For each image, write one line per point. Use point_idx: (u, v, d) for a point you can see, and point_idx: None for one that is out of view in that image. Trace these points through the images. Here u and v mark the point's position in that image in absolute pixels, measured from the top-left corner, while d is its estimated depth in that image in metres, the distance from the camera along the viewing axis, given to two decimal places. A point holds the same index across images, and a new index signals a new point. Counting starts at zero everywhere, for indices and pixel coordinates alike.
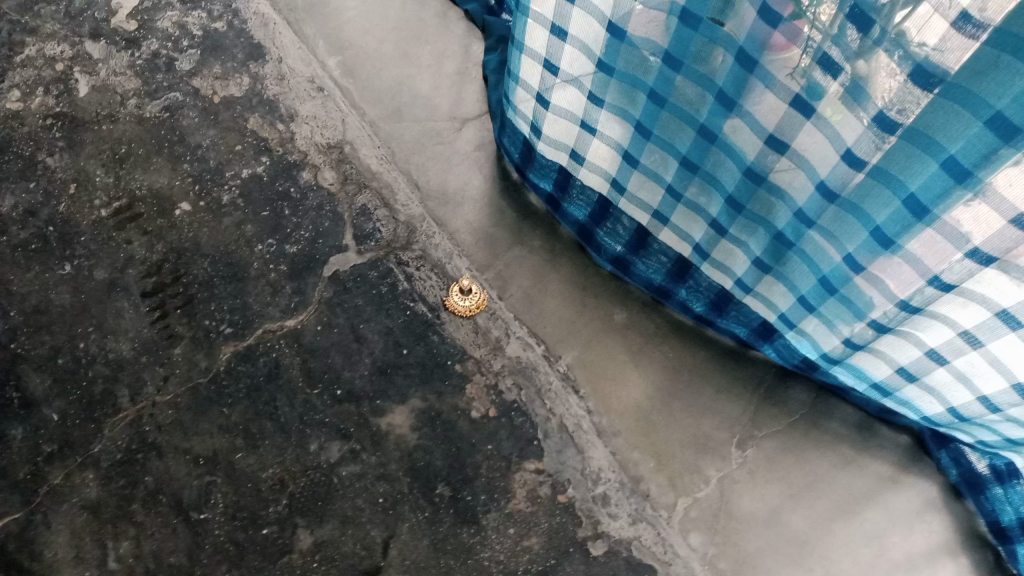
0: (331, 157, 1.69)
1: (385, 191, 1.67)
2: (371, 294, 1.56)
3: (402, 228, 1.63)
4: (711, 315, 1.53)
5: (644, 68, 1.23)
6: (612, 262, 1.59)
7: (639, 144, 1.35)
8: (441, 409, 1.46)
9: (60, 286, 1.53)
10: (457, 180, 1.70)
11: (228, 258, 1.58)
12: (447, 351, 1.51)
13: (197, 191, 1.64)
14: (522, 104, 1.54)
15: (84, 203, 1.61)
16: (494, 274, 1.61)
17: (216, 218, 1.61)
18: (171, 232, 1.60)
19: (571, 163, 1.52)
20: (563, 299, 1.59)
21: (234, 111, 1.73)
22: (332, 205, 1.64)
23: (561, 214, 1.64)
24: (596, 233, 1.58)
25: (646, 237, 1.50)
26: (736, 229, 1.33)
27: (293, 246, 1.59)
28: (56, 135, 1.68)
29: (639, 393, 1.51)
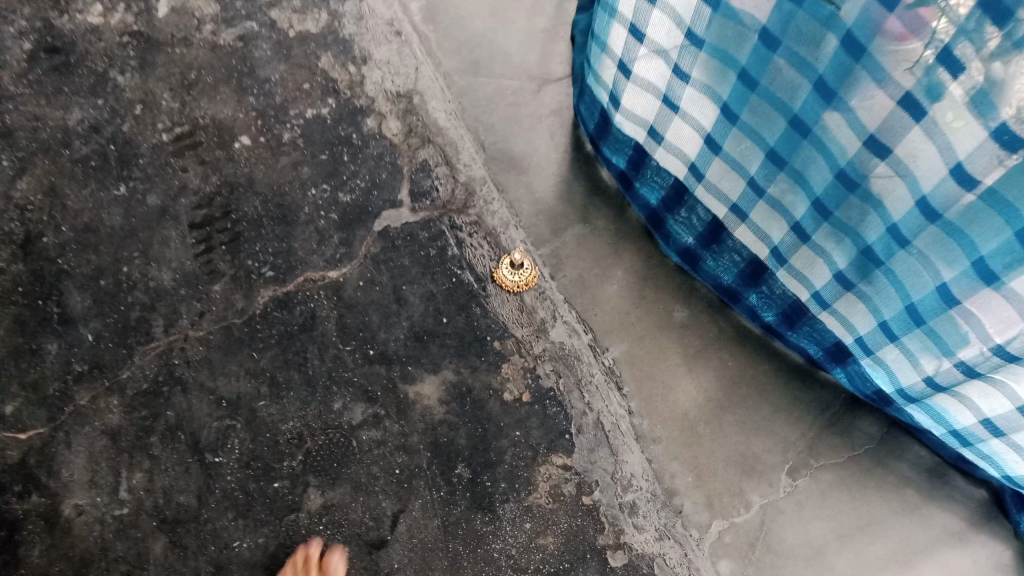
0: (398, 106, 1.61)
1: (449, 148, 1.57)
2: (417, 255, 1.48)
3: (460, 189, 1.54)
4: (782, 328, 1.38)
5: (738, 44, 1.09)
6: (680, 254, 1.46)
7: (724, 128, 1.22)
8: (473, 386, 1.37)
9: (113, 206, 1.52)
10: (525, 145, 1.59)
11: (280, 200, 1.53)
12: (487, 326, 1.42)
13: (259, 126, 1.59)
14: (605, 72, 1.42)
15: (148, 124, 1.60)
16: (549, 250, 1.50)
17: (273, 156, 1.56)
18: (227, 165, 1.56)
19: (648, 142, 1.39)
20: (620, 287, 1.47)
21: (308, 48, 1.66)
22: (393, 156, 1.56)
23: (631, 195, 1.51)
24: (666, 219, 1.45)
25: (721, 231, 1.36)
26: (820, 237, 1.19)
27: (347, 195, 1.53)
28: (130, 53, 1.65)
29: (688, 400, 1.38)
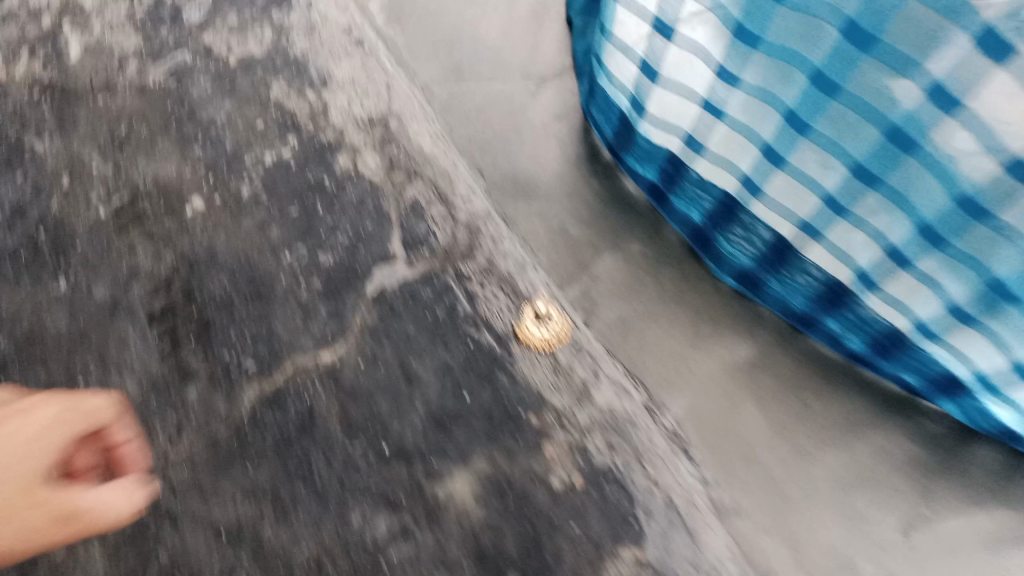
0: (373, 135, 1.35)
1: (441, 179, 1.32)
2: (423, 320, 1.24)
3: (462, 231, 1.29)
4: (873, 356, 1.14)
5: (812, 40, 0.84)
6: (737, 278, 1.22)
7: (787, 140, 0.96)
8: (512, 476, 1.15)
9: (54, 308, 1.25)
10: (530, 161, 1.33)
11: (250, 271, 1.27)
12: (518, 398, 1.19)
13: (211, 183, 1.32)
14: (619, 70, 1.16)
15: (79, 199, 1.33)
16: (579, 290, 1.26)
17: (234, 219, 1.30)
18: (181, 237, 1.30)
19: (684, 152, 1.13)
20: (671, 326, 1.23)
21: (254, 76, 1.39)
22: (376, 199, 1.31)
23: (667, 211, 1.26)
24: (715, 239, 1.20)
25: (786, 253, 1.11)
26: (927, 266, 0.93)
27: (328, 255, 1.28)
28: (45, 111, 1.38)
29: (770, 455, 1.15)
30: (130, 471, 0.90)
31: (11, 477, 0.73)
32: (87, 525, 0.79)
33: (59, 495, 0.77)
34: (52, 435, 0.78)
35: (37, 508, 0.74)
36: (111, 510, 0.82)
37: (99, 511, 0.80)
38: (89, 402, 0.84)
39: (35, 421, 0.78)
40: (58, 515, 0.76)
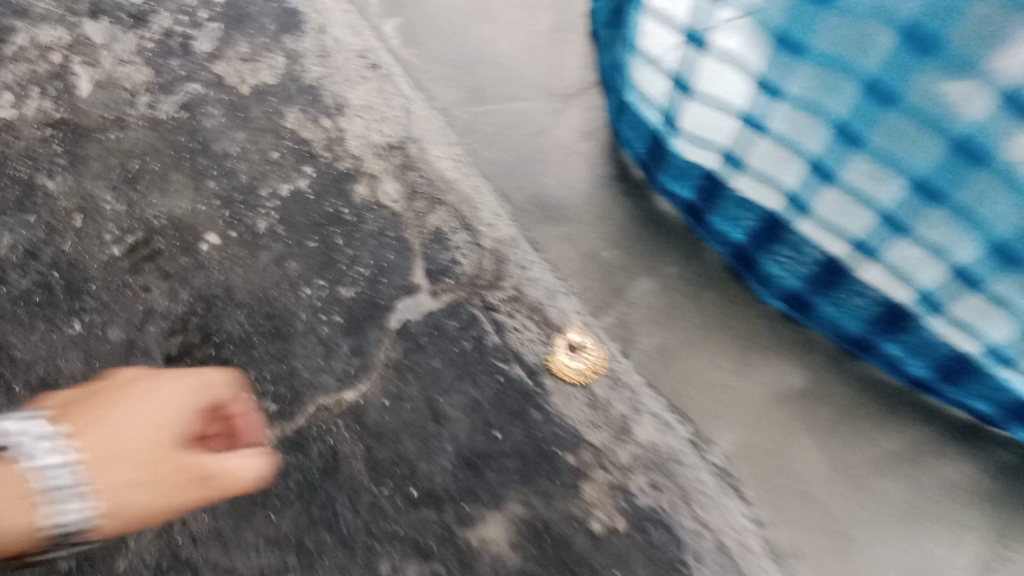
0: (393, 162, 1.28)
1: (464, 206, 1.25)
2: (450, 353, 1.18)
3: (488, 258, 1.22)
4: (937, 381, 1.06)
5: (866, 47, 0.77)
6: (784, 299, 1.14)
7: (839, 154, 0.89)
8: (551, 519, 1.08)
9: (69, 351, 1.22)
10: (557, 182, 1.26)
11: (268, 308, 1.22)
12: (553, 436, 1.12)
13: (227, 217, 1.28)
14: (649, 84, 1.10)
15: (93, 238, 1.29)
16: (614, 318, 1.19)
17: (251, 254, 1.25)
18: (197, 274, 1.25)
19: (723, 169, 1.06)
20: (714, 355, 1.16)
21: (268, 105, 1.33)
22: (398, 228, 1.25)
23: (706, 231, 1.19)
24: (760, 259, 1.13)
25: (839, 273, 1.04)
26: (1001, 286, 0.86)
27: (349, 289, 1.22)
28: (56, 150, 1.34)
29: (830, 493, 1.07)
30: (248, 440, 1.03)
31: (151, 449, 0.88)
32: (222, 486, 0.92)
33: (186, 460, 0.90)
34: (177, 411, 0.94)
35: (170, 472, 0.88)
36: (241, 473, 0.95)
37: (227, 475, 0.93)
38: (206, 375, 1.00)
39: (148, 407, 0.91)
40: (187, 480, 0.89)
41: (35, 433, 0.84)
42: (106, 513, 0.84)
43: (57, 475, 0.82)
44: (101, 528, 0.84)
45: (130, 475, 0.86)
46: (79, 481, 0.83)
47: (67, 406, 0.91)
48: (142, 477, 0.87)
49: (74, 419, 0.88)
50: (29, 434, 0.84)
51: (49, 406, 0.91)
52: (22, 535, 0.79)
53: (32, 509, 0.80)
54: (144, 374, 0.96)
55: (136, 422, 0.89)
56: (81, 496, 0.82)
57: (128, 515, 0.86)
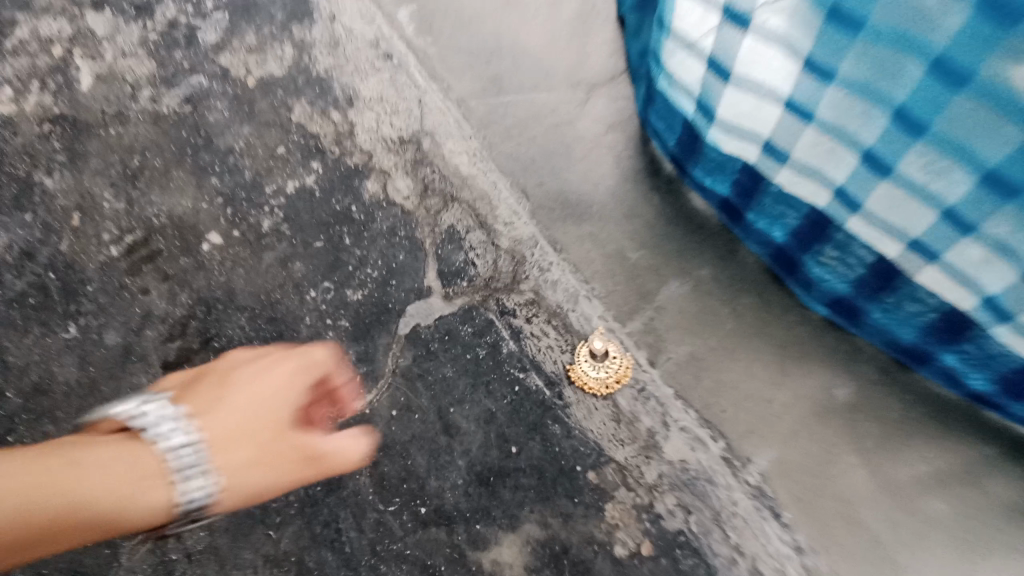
0: (405, 157, 1.20)
1: (481, 203, 1.17)
2: (463, 361, 1.10)
3: (505, 260, 1.15)
4: (1001, 399, 0.95)
5: (933, 18, 0.68)
6: (829, 305, 1.04)
7: (896, 142, 0.79)
8: (569, 543, 1.01)
9: (64, 356, 1.16)
10: (580, 178, 1.17)
11: (271, 312, 1.15)
12: (573, 451, 1.05)
13: (229, 216, 1.21)
14: (681, 70, 1.01)
15: (90, 238, 1.23)
16: (641, 324, 1.10)
17: (254, 254, 1.18)
18: (197, 276, 1.18)
19: (763, 161, 0.97)
20: (752, 364, 1.06)
21: (275, 98, 1.26)
22: (409, 228, 1.17)
23: (743, 230, 1.09)
24: (802, 260, 1.03)
25: (892, 276, 0.93)
26: None
27: (356, 292, 1.14)
28: (55, 146, 1.28)
29: (879, 518, 0.98)
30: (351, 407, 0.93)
31: (260, 427, 0.79)
32: (330, 468, 0.82)
33: (302, 439, 0.80)
34: (290, 391, 0.82)
35: (282, 452, 0.79)
36: (352, 452, 0.83)
37: (337, 454, 0.82)
38: (309, 357, 0.85)
39: (273, 384, 0.82)
40: (298, 458, 0.80)
41: (148, 406, 0.77)
42: (225, 491, 0.76)
43: (173, 453, 0.75)
44: (221, 506, 0.76)
45: (242, 456, 0.77)
46: (200, 460, 0.75)
47: (190, 384, 0.84)
48: (252, 458, 0.78)
49: (191, 399, 0.81)
50: (135, 407, 0.77)
51: (166, 387, 0.84)
52: (162, 512, 0.74)
53: (160, 487, 0.74)
54: (258, 353, 0.85)
55: (239, 402, 0.79)
56: (202, 472, 0.75)
57: (241, 495, 0.78)
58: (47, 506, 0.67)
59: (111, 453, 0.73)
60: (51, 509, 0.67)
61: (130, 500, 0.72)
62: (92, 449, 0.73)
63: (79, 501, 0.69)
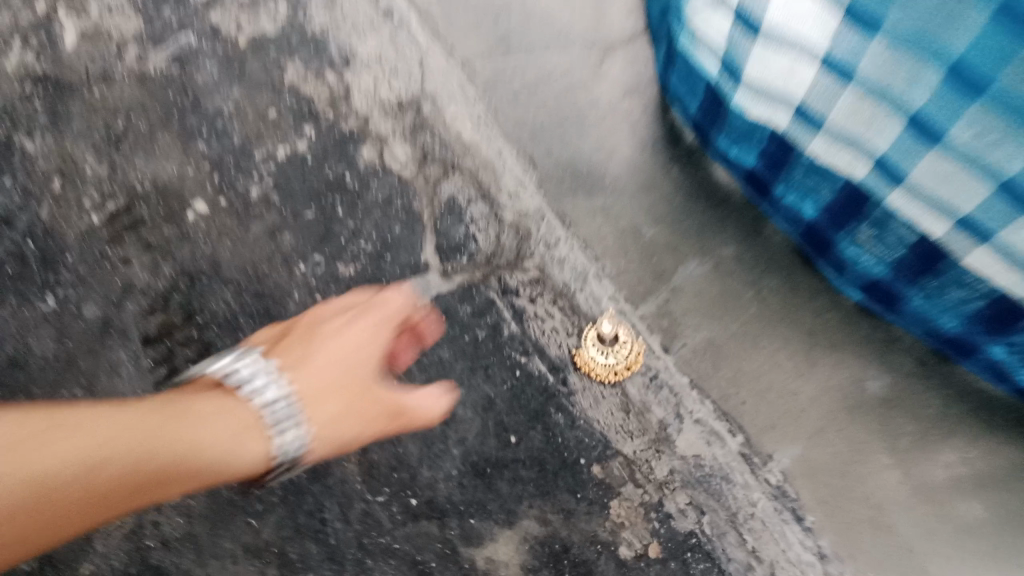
0: (404, 122, 1.12)
1: (484, 172, 1.08)
2: (459, 343, 1.02)
3: (509, 233, 1.06)
4: None
5: None
6: (865, 289, 0.95)
7: (951, 103, 0.69)
8: (571, 541, 0.94)
9: (41, 329, 1.08)
10: (592, 146, 1.09)
11: (257, 287, 1.08)
12: (577, 443, 0.97)
13: (216, 182, 1.13)
14: (705, 25, 0.90)
15: (70, 204, 1.14)
16: (655, 307, 1.01)
17: (242, 225, 1.11)
18: (183, 247, 1.11)
19: (795, 127, 0.87)
20: (776, 353, 0.98)
21: (266, 58, 1.17)
22: (405, 197, 1.09)
23: (770, 205, 1.00)
24: (836, 240, 0.93)
25: (935, 259, 0.83)
26: None
27: (348, 266, 1.07)
28: (35, 106, 1.17)
29: (910, 524, 0.90)
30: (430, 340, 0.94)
31: (352, 380, 0.82)
32: (413, 422, 0.85)
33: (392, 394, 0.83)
34: (375, 345, 0.84)
35: (374, 404, 0.82)
36: (437, 404, 0.85)
37: (427, 406, 0.85)
38: (389, 313, 0.87)
39: (355, 339, 0.84)
40: (383, 413, 0.82)
41: (241, 361, 0.82)
42: (320, 442, 0.80)
43: (267, 408, 0.78)
44: (313, 456, 0.80)
45: (333, 409, 0.80)
46: (295, 414, 0.78)
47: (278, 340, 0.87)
48: (341, 413, 0.80)
49: (283, 353, 0.84)
50: (231, 365, 0.81)
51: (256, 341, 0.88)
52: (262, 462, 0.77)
53: (259, 440, 0.76)
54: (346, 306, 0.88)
55: (330, 356, 0.82)
56: (295, 424, 0.78)
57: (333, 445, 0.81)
58: (113, 462, 0.66)
59: (210, 406, 0.76)
60: (160, 460, 0.69)
61: (202, 455, 0.72)
62: (138, 408, 0.71)
63: (145, 461, 0.68)
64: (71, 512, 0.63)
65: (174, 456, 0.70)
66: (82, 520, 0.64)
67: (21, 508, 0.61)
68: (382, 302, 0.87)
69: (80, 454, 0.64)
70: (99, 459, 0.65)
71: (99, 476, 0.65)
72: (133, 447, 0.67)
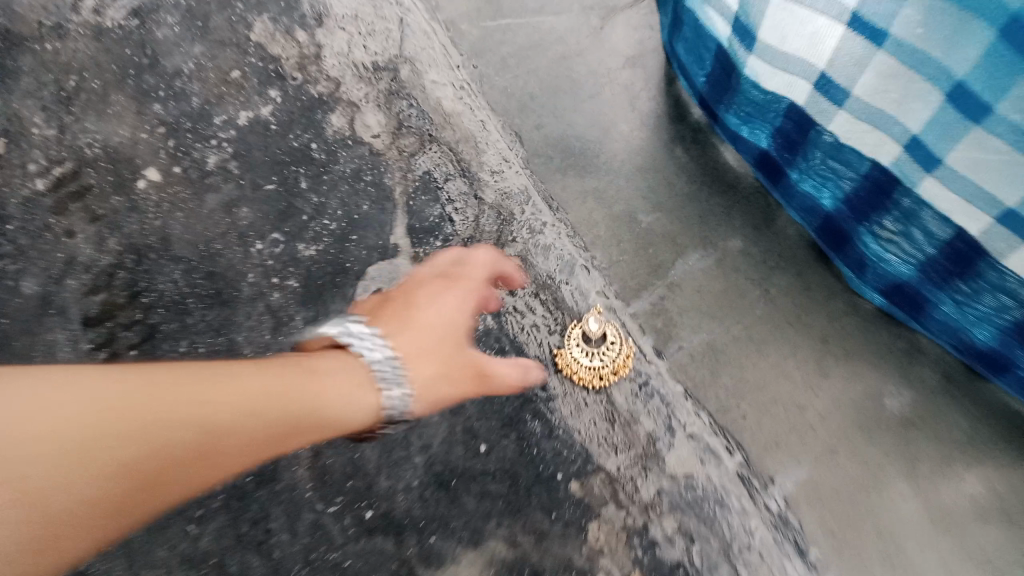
0: (377, 88, 1.01)
1: (465, 147, 0.97)
2: None
3: (490, 217, 0.95)
4: None
5: None
6: (889, 290, 0.83)
7: (1001, 69, 0.56)
8: (543, 568, 0.79)
9: None
10: (587, 123, 1.01)
11: (211, 265, 0.96)
12: (554, 455, 0.85)
13: (172, 150, 1.01)
14: None
15: (7, 171, 1.00)
16: (648, 304, 0.91)
17: (198, 197, 0.99)
18: (131, 218, 0.99)
19: (814, 102, 0.75)
20: (784, 362, 0.87)
21: (231, 13, 1.06)
22: (376, 171, 0.98)
23: (786, 192, 0.88)
24: (857, 233, 0.81)
25: (970, 258, 0.71)
26: None
27: (309, 246, 0.96)
28: None
29: (935, 561, 0.77)
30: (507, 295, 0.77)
31: (441, 340, 0.63)
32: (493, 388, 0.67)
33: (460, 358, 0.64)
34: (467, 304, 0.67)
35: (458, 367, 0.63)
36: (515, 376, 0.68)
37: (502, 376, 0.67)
38: (475, 273, 0.71)
39: (452, 300, 0.66)
40: (466, 373, 0.64)
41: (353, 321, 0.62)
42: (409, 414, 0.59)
43: (376, 362, 0.59)
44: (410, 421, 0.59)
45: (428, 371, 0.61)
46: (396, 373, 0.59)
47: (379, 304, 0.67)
48: (440, 373, 0.62)
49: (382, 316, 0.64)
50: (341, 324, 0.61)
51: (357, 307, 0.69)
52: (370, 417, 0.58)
53: (366, 388, 0.58)
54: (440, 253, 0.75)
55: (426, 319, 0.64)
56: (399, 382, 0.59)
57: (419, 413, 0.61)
58: (220, 426, 0.50)
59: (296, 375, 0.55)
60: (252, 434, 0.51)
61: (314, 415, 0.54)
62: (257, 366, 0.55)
63: (218, 427, 0.50)
64: (169, 486, 0.49)
65: (294, 416, 0.54)
66: (192, 490, 0.50)
67: (114, 489, 0.47)
68: (464, 265, 0.71)
69: (174, 412, 0.49)
70: (164, 420, 0.49)
71: (207, 441, 0.50)
72: (233, 400, 0.51)
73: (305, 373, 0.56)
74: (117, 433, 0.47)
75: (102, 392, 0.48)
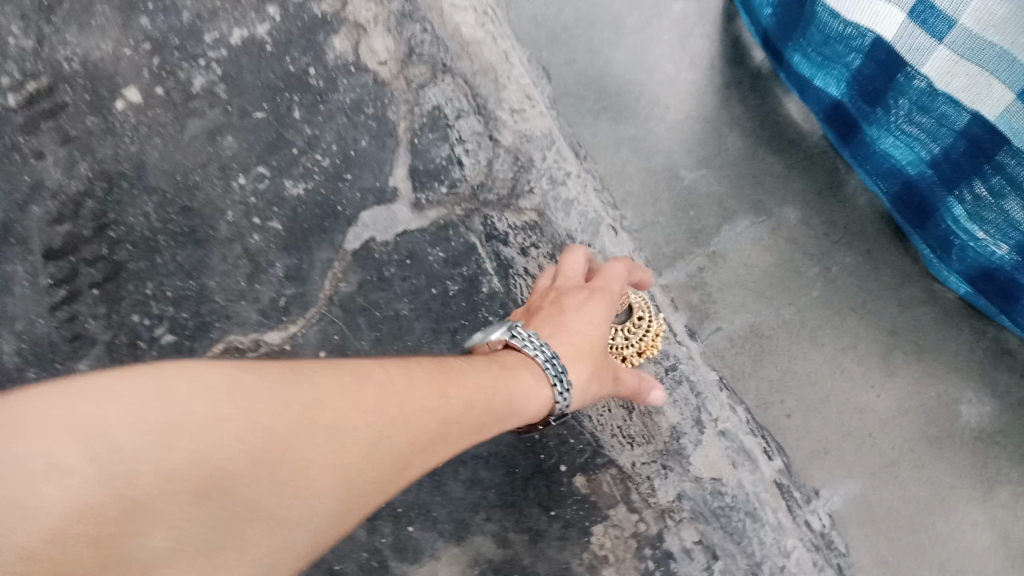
0: (388, 9, 0.85)
1: (482, 79, 0.84)
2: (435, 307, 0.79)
3: (506, 163, 0.82)
4: None
5: None
6: (981, 276, 0.68)
7: None
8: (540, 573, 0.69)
9: None
10: (624, 60, 0.86)
11: (189, 199, 0.80)
12: (558, 444, 0.73)
13: (155, 67, 0.80)
14: None
15: None
16: (685, 274, 0.78)
17: (178, 121, 0.80)
18: (107, 141, 0.79)
19: (907, 32, 0.60)
20: (840, 354, 0.74)
21: None
22: (380, 103, 0.84)
23: (862, 154, 0.74)
24: (943, 203, 0.67)
25: None
26: None
27: (297, 185, 0.81)
28: None
29: None
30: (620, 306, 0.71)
31: (585, 354, 0.59)
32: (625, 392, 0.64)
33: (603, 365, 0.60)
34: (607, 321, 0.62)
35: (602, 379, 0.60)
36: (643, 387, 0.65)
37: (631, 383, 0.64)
38: (613, 286, 0.65)
39: (596, 311, 0.62)
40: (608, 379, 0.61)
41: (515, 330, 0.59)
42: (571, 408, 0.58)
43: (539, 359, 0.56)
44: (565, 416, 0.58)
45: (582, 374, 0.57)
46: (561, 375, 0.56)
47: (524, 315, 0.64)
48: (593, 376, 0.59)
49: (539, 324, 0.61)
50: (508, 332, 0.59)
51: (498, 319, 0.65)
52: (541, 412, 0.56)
53: (541, 382, 0.55)
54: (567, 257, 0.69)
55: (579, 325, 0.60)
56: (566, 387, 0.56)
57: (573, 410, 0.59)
58: (454, 417, 0.49)
59: (491, 375, 0.53)
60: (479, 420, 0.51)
61: (519, 410, 0.53)
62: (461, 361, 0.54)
63: (455, 416, 0.49)
64: (411, 474, 0.47)
65: (500, 411, 0.52)
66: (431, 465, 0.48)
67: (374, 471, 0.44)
68: (602, 275, 0.66)
69: (422, 405, 0.47)
70: (402, 421, 0.46)
71: (443, 430, 0.48)
72: (459, 394, 0.50)
73: (499, 372, 0.54)
74: (375, 432, 0.44)
75: (353, 380, 0.46)
